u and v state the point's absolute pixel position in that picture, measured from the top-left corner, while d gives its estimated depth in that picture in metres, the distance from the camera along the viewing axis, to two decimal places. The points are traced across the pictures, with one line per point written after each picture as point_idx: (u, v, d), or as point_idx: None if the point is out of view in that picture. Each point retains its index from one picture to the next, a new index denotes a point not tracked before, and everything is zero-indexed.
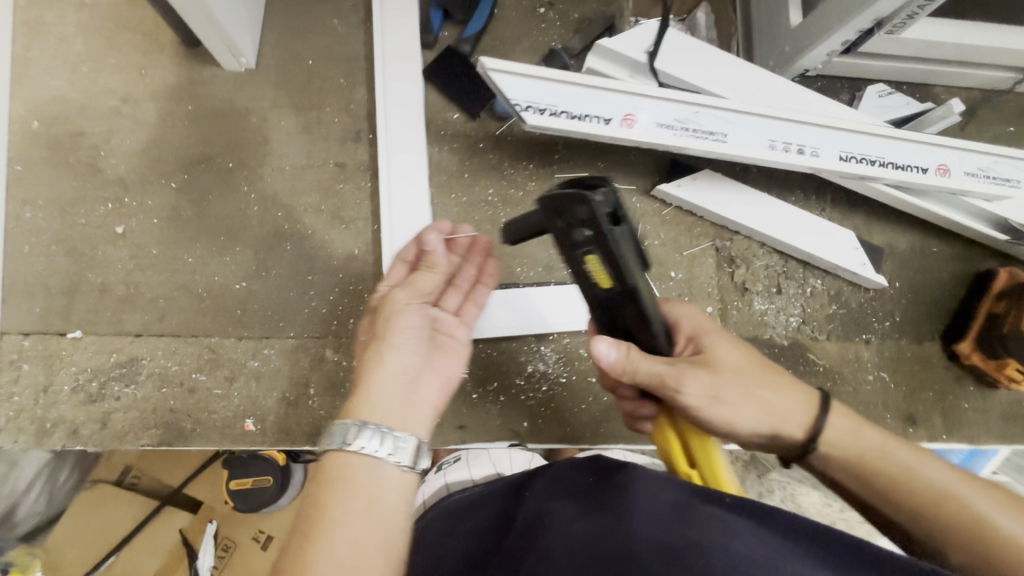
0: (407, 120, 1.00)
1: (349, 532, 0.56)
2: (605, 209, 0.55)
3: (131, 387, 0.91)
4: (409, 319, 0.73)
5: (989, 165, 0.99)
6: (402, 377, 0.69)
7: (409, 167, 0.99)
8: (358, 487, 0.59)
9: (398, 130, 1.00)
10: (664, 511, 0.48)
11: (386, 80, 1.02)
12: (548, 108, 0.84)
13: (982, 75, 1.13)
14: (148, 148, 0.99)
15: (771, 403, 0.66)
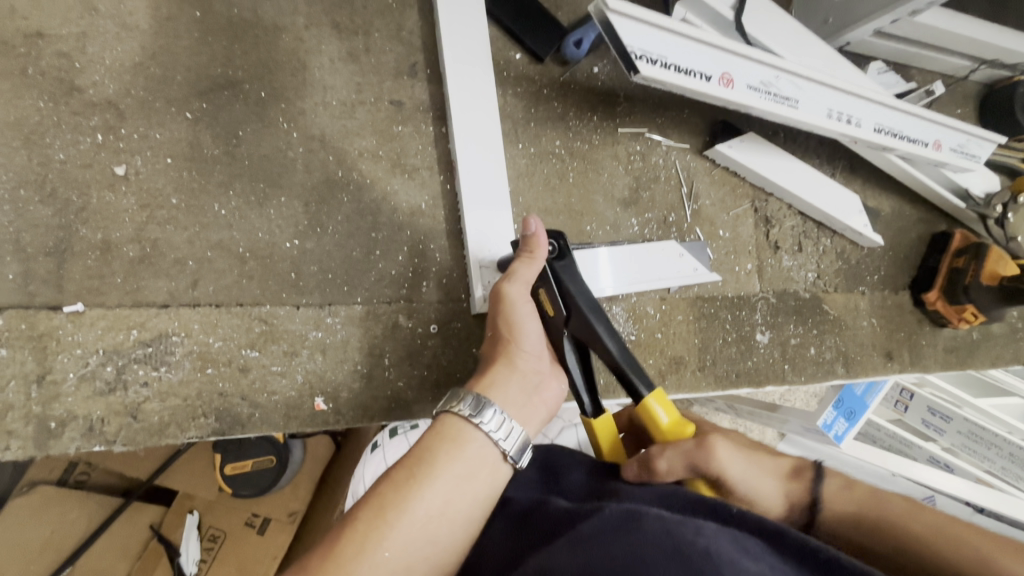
0: (475, 57, 0.89)
1: (437, 489, 0.58)
2: (554, 251, 0.76)
3: (162, 370, 0.74)
4: (530, 324, 0.73)
5: (965, 142, 1.18)
6: (523, 380, 0.70)
7: (480, 109, 0.89)
8: (464, 454, 0.61)
9: (465, 67, 0.89)
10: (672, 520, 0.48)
11: (448, 4, 0.89)
12: (659, 60, 0.80)
13: (950, 62, 1.31)
14: (145, 64, 0.76)
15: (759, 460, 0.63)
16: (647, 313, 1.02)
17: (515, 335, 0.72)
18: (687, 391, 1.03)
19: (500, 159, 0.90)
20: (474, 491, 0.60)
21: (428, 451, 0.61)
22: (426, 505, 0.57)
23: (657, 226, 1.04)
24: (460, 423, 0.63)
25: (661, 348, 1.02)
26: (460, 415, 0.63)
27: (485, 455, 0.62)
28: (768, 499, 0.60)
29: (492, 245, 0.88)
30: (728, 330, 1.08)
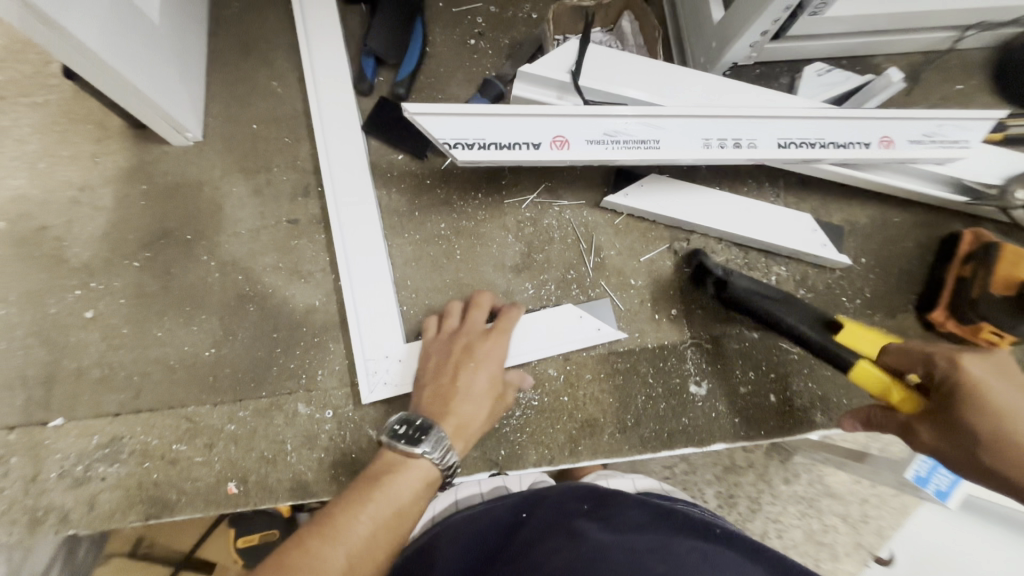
0: (351, 171, 1.03)
1: (386, 511, 0.68)
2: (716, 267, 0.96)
3: (115, 466, 0.93)
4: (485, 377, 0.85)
5: (934, 129, 0.98)
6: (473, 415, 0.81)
7: (361, 214, 1.02)
8: (411, 479, 0.72)
9: (342, 182, 1.03)
10: (647, 546, 0.61)
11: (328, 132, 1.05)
12: (476, 142, 0.85)
13: (919, 39, 1.13)
14: (109, 232, 1.03)
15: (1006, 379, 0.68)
16: (550, 376, 0.99)
17: (467, 380, 0.84)
18: (606, 455, 0.97)
19: (379, 255, 1.01)
20: (383, 543, 0.66)
21: (334, 517, 0.66)
22: (375, 519, 0.67)
23: (555, 286, 1.03)
24: (413, 460, 0.74)
25: (570, 411, 0.98)
26: (422, 458, 0.74)
27: (398, 513, 0.69)
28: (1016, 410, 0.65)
29: (373, 333, 0.97)
30: (652, 385, 1.00)
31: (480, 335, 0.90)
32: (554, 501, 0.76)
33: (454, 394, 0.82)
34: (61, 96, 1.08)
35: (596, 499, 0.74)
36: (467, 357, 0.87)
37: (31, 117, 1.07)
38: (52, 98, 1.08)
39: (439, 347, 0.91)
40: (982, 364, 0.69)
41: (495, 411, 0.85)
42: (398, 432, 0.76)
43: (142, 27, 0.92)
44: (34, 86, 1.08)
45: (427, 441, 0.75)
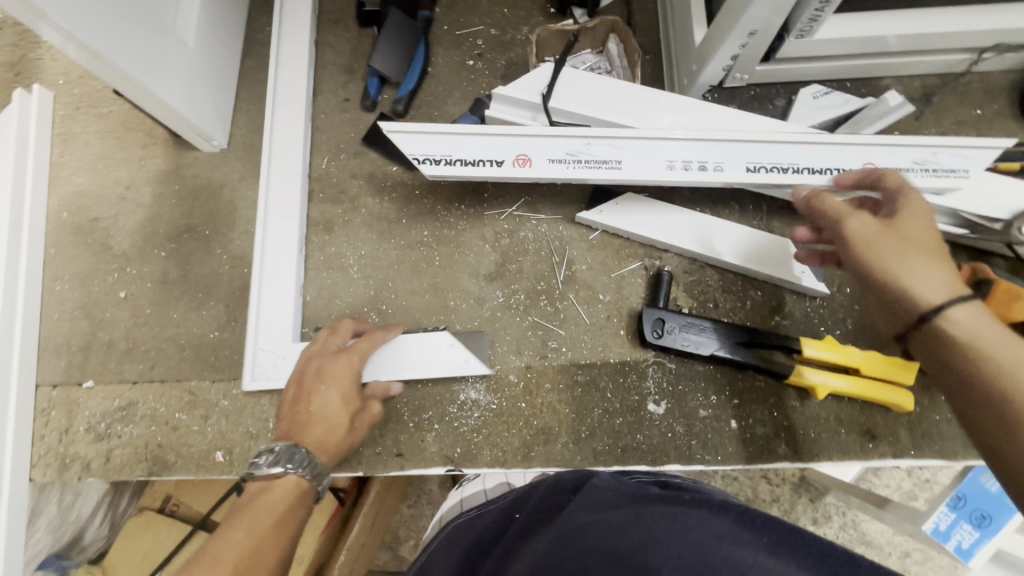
0: (285, 188, 1.13)
1: (253, 523, 0.76)
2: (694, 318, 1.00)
3: (129, 426, 1.08)
4: (332, 399, 0.90)
5: (927, 156, 0.93)
6: (329, 435, 0.88)
7: (283, 228, 1.11)
8: (273, 494, 0.80)
9: (277, 197, 1.13)
10: (622, 519, 0.60)
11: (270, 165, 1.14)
12: (443, 158, 0.92)
13: (931, 61, 1.07)
14: (145, 225, 1.19)
15: (931, 233, 0.68)
16: (511, 382, 1.03)
17: (311, 403, 0.89)
18: (558, 464, 0.99)
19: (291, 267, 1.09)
20: (268, 547, 0.75)
21: (213, 542, 0.74)
22: (246, 534, 0.75)
23: (525, 296, 1.08)
24: (277, 481, 0.81)
25: (526, 417, 1.01)
26: (287, 476, 0.81)
27: (277, 520, 0.78)
28: (932, 260, 0.65)
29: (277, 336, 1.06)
30: (610, 400, 1.01)
31: (335, 356, 0.94)
32: (555, 492, 0.77)
33: (292, 420, 0.88)
34: (121, 108, 1.27)
35: (571, 486, 0.78)
36: (317, 379, 0.91)
37: (96, 125, 1.26)
38: (113, 110, 1.27)
39: (300, 368, 0.94)
40: (923, 207, 0.70)
41: (359, 425, 0.93)
42: (263, 461, 0.81)
43: (180, 52, 1.07)
44: (101, 99, 1.28)
45: (289, 462, 0.82)
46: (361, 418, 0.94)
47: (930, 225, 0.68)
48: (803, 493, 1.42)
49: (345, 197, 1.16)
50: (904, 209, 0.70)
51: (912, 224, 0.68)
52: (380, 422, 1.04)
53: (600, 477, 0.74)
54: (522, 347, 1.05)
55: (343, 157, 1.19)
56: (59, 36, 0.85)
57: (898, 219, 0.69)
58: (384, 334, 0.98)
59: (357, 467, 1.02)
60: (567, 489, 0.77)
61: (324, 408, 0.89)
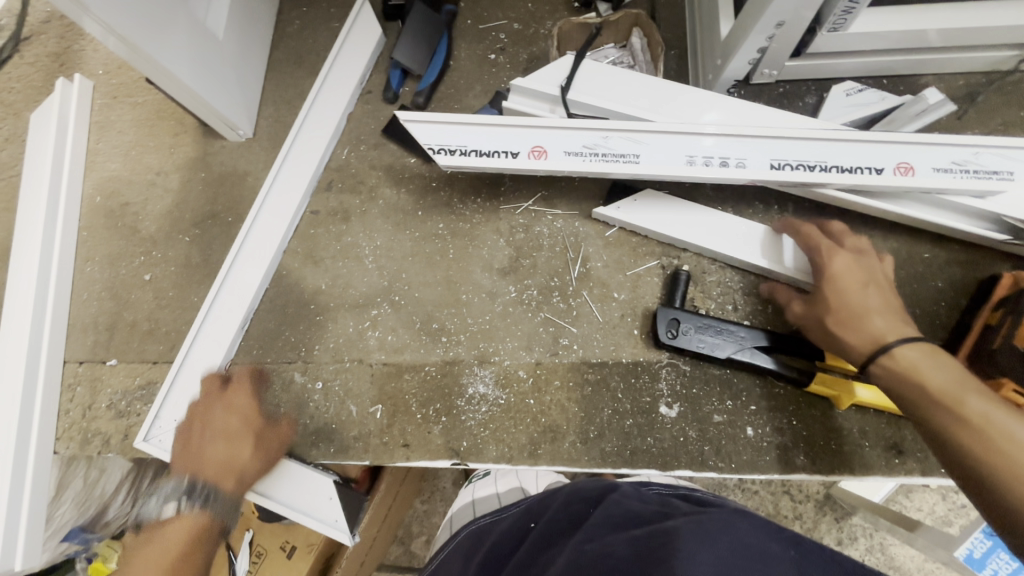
0: (292, 188, 1.15)
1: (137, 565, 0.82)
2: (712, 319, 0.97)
3: (148, 405, 1.11)
4: (214, 440, 0.94)
5: (967, 157, 0.88)
6: (217, 472, 0.92)
7: (276, 228, 1.14)
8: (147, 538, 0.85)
9: (285, 197, 1.15)
10: (646, 532, 0.62)
11: (287, 159, 1.16)
12: (458, 149, 0.92)
13: (975, 58, 1.01)
14: (172, 210, 1.23)
15: (864, 280, 0.80)
16: (520, 378, 1.02)
17: (191, 440, 0.95)
18: (565, 464, 0.97)
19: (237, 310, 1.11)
20: (192, 554, 0.84)
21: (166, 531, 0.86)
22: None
23: (537, 292, 1.06)
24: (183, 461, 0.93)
25: (534, 415, 1.00)
26: (178, 513, 0.88)
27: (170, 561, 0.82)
28: (871, 307, 0.77)
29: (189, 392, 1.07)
30: (620, 401, 0.98)
31: (213, 398, 1.00)
32: (578, 499, 0.81)
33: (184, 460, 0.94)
34: (155, 97, 1.31)
35: (596, 497, 0.80)
36: (200, 417, 0.97)
37: (131, 114, 1.31)
38: (148, 99, 1.31)
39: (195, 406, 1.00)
40: (847, 258, 0.82)
41: (268, 445, 0.98)
42: (152, 500, 0.89)
43: (212, 44, 1.11)
44: (138, 89, 1.33)
45: (189, 492, 0.89)
46: (267, 439, 0.99)
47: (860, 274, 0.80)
48: (828, 512, 1.36)
49: (363, 188, 1.17)
50: (834, 263, 0.82)
51: (840, 280, 0.80)
52: (389, 412, 1.04)
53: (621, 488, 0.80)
54: (533, 343, 1.03)
55: (363, 148, 1.20)
56: (100, 29, 0.89)
57: (827, 274, 0.82)
58: (253, 381, 1.04)
59: (364, 456, 1.02)
60: (587, 499, 0.80)
61: (200, 444, 0.94)
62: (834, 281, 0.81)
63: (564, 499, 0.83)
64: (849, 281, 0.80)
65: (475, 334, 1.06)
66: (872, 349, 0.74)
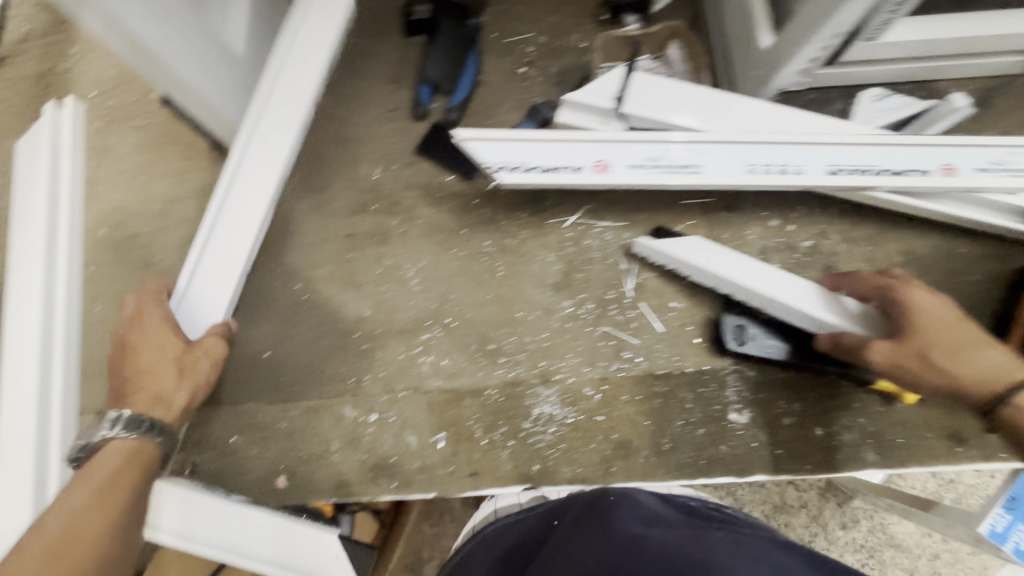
0: (255, 199, 1.05)
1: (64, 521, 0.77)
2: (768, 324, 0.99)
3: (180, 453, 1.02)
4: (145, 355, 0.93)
5: (1002, 157, 0.93)
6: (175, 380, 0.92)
7: (237, 244, 1.04)
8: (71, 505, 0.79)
9: (237, 209, 1.05)
10: (678, 539, 0.66)
11: (240, 161, 1.05)
12: (520, 165, 0.90)
13: (990, 63, 1.07)
14: (190, 240, 1.14)
15: (954, 316, 0.80)
16: (585, 395, 1.00)
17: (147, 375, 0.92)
18: (641, 479, 0.96)
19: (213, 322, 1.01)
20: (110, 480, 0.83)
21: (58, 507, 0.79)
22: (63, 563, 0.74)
23: (594, 306, 1.05)
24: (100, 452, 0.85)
25: (604, 431, 0.98)
26: (116, 440, 0.86)
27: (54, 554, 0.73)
28: (972, 344, 0.77)
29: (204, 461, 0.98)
30: (690, 411, 0.98)
31: (134, 321, 0.96)
32: (586, 504, 0.81)
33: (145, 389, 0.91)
34: (159, 119, 1.22)
35: (615, 492, 0.83)
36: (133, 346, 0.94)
37: (133, 138, 1.22)
38: (151, 122, 1.22)
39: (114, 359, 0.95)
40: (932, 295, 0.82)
41: (196, 366, 0.95)
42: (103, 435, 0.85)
43: (229, 58, 1.04)
44: (138, 111, 1.23)
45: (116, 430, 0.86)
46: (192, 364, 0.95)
47: (952, 312, 0.80)
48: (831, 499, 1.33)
49: (401, 208, 1.13)
50: (924, 299, 0.81)
51: (937, 320, 0.79)
52: (452, 440, 1.00)
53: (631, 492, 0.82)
54: (595, 358, 1.02)
55: (395, 166, 1.15)
56: (121, 36, 0.81)
57: (921, 313, 0.80)
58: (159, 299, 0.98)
59: (429, 488, 0.98)
60: (598, 499, 0.81)
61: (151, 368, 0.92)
62: (929, 321, 0.79)
63: (579, 504, 0.83)
64: (946, 319, 0.79)
65: (534, 352, 1.03)
66: (997, 387, 0.73)
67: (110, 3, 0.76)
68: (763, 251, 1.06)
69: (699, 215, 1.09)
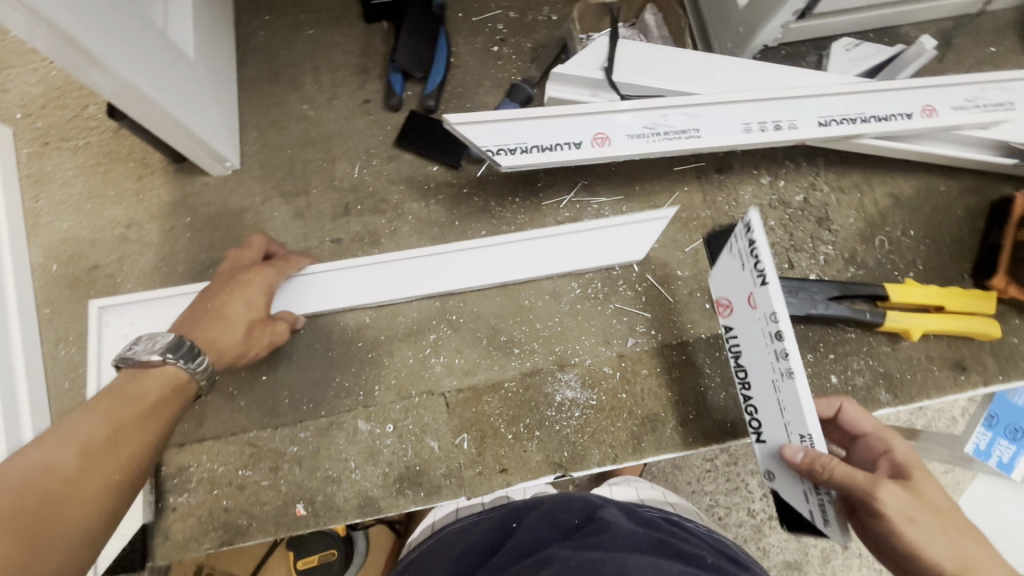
0: (433, 277, 0.99)
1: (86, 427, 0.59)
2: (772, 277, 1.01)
3: (184, 495, 0.94)
4: (253, 289, 0.83)
5: (976, 94, 0.96)
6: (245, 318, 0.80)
7: (422, 275, 0.99)
8: (122, 396, 0.64)
9: (431, 276, 0.99)
10: (636, 566, 0.59)
11: (452, 252, 0.99)
12: (518, 147, 0.86)
13: (947, 5, 1.11)
14: (158, 266, 1.04)
15: (943, 537, 0.63)
16: (605, 375, 0.99)
17: (234, 294, 0.80)
18: (672, 450, 0.96)
19: (325, 284, 0.98)
20: (144, 426, 0.63)
21: (55, 429, 0.58)
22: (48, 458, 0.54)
23: (602, 284, 1.03)
24: (153, 368, 0.67)
25: (629, 408, 0.97)
26: (167, 365, 0.68)
27: (142, 412, 0.63)
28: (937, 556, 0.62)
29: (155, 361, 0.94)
30: (710, 376, 0.99)
31: (253, 266, 0.86)
32: (553, 515, 0.74)
33: (224, 305, 0.79)
34: (101, 137, 1.10)
35: (583, 508, 0.75)
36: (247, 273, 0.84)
37: (73, 160, 1.09)
38: (92, 140, 1.10)
39: (197, 299, 0.80)
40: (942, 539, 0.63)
41: (262, 339, 0.82)
42: (141, 346, 0.68)
43: (180, 59, 0.92)
44: (74, 130, 1.10)
45: (176, 351, 0.69)
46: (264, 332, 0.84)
47: (908, 516, 0.63)
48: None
49: (387, 206, 1.07)
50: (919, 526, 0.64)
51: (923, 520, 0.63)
52: (477, 439, 0.96)
53: (605, 507, 0.75)
54: (609, 336, 1.00)
55: (376, 162, 1.09)
56: (56, 44, 0.68)
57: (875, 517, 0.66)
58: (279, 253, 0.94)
59: (460, 492, 0.94)
60: (564, 513, 0.74)
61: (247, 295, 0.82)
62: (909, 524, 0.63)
63: (550, 517, 0.73)
64: (935, 533, 0.63)
65: (548, 338, 1.00)
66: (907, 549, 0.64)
67: (72, 18, 0.67)
68: (759, 210, 1.07)
69: (693, 181, 1.08)
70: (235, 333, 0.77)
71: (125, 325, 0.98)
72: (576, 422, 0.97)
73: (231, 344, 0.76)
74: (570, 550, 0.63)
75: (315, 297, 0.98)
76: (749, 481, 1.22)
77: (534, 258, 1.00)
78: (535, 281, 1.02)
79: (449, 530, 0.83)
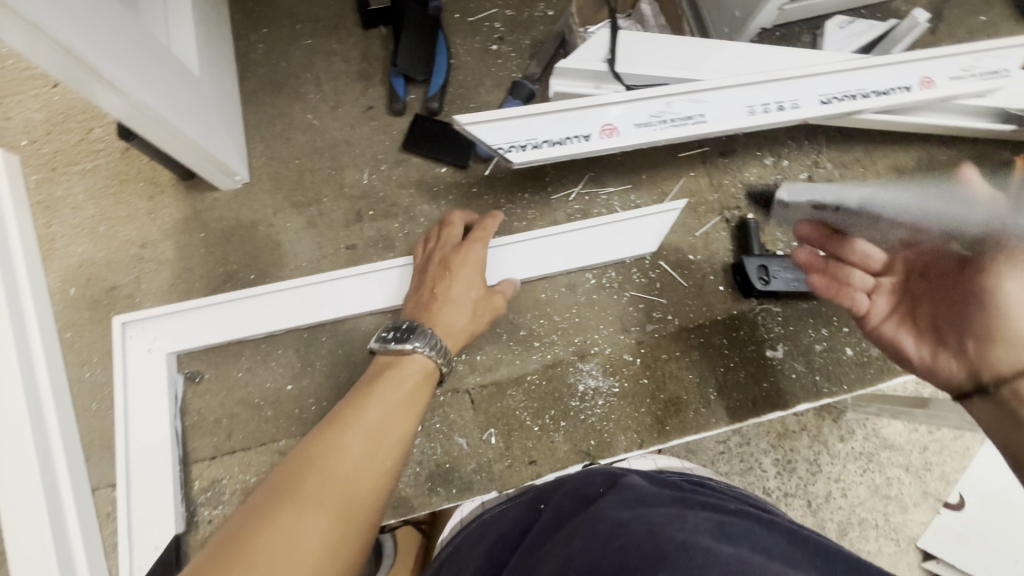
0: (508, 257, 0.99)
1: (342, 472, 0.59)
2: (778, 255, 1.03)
3: (219, 508, 0.96)
4: (459, 276, 0.87)
5: (972, 62, 0.97)
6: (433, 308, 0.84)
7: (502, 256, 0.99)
8: (351, 440, 0.63)
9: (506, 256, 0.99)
10: (661, 520, 0.60)
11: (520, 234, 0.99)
12: (528, 142, 0.87)
13: None
14: (176, 284, 1.05)
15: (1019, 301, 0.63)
16: (626, 362, 1.00)
17: (451, 279, 0.87)
18: (696, 432, 0.98)
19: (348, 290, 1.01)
20: (381, 458, 0.64)
21: (302, 516, 0.54)
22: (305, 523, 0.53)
23: (616, 273, 1.04)
24: (406, 357, 0.76)
25: (652, 393, 0.99)
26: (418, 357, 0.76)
27: (371, 446, 0.63)
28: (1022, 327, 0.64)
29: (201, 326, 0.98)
30: (728, 356, 1.00)
31: (458, 245, 0.91)
32: (579, 489, 0.75)
33: (433, 299, 0.85)
34: (110, 159, 1.11)
35: (609, 478, 0.76)
36: (448, 262, 0.89)
37: (83, 183, 1.09)
38: (100, 163, 1.10)
39: (424, 291, 0.88)
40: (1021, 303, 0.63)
41: (486, 316, 0.87)
42: (391, 338, 0.77)
43: (186, 75, 0.92)
44: (81, 154, 1.11)
45: (418, 339, 0.77)
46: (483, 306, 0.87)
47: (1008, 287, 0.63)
48: (827, 415, 1.25)
49: (399, 209, 1.08)
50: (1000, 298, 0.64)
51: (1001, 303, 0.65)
52: (504, 433, 0.98)
53: (627, 475, 0.76)
54: (627, 324, 1.02)
55: (384, 167, 1.10)
56: (68, 65, 0.68)
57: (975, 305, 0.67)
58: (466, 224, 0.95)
59: (491, 486, 0.96)
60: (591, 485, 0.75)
61: (459, 278, 0.87)
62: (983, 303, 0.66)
63: (578, 492, 0.75)
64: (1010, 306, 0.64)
65: (567, 330, 1.02)
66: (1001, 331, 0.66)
67: (84, 39, 0.68)
68: (765, 190, 1.09)
69: (698, 166, 1.10)
70: (457, 320, 0.83)
71: (149, 339, 0.98)
72: (600, 411, 0.98)
73: (466, 322, 0.84)
74: (599, 514, 0.64)
75: (315, 304, 1.00)
76: (762, 460, 1.24)
77: (570, 253, 1.01)
78: (550, 276, 1.03)
79: (478, 521, 0.85)
